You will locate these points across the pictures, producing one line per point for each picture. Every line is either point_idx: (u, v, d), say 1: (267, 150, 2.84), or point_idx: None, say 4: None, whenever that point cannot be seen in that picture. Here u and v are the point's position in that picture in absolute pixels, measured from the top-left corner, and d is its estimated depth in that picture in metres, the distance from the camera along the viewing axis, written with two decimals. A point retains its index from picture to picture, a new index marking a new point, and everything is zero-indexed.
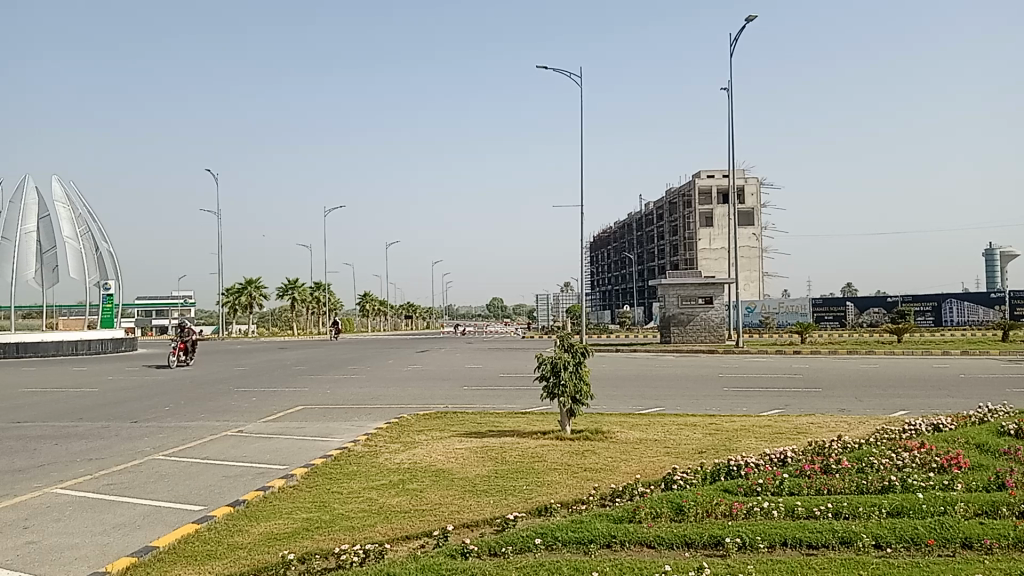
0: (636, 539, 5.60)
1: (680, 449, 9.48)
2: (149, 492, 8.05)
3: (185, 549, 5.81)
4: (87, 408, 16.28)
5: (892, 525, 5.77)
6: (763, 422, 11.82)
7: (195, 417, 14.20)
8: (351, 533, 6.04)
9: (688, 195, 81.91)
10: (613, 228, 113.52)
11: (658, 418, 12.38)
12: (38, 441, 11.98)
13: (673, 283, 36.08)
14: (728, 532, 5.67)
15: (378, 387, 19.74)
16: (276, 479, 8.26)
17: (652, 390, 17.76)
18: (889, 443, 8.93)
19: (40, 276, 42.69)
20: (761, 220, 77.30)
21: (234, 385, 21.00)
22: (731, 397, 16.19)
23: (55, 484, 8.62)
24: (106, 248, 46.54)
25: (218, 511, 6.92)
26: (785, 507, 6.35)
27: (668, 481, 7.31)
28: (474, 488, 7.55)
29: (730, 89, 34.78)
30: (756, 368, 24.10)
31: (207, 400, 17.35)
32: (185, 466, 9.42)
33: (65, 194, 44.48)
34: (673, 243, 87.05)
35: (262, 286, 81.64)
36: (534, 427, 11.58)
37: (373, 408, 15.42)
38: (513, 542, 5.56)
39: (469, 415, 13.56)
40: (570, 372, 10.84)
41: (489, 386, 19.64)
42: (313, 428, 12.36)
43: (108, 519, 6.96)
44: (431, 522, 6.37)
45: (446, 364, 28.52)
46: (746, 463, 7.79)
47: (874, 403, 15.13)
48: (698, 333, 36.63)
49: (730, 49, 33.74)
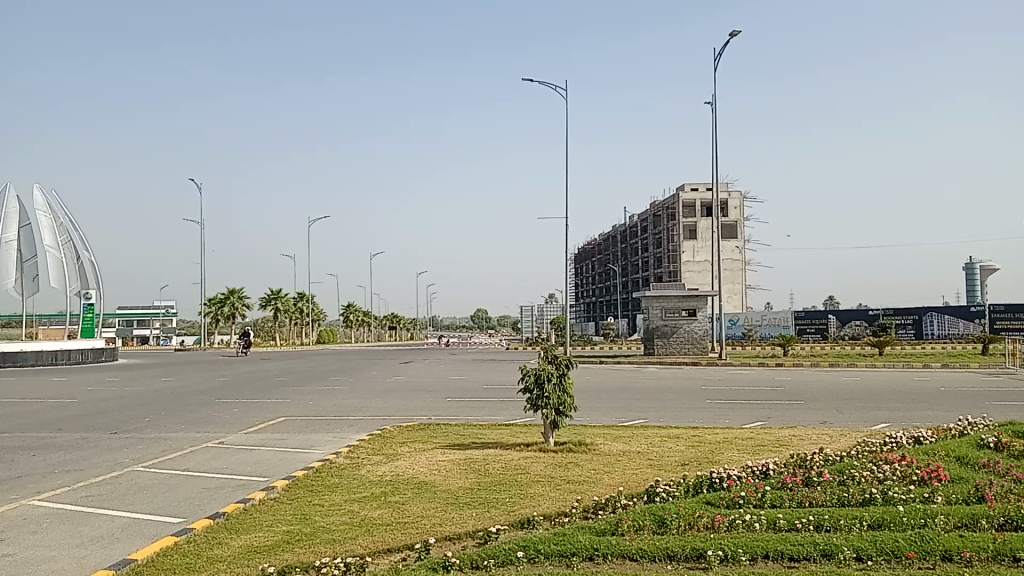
0: (618, 551, 5.61)
1: (663, 461, 9.51)
2: (128, 504, 7.96)
3: (163, 561, 5.76)
4: (66, 419, 16.14)
5: (873, 537, 5.79)
6: (745, 434, 11.87)
7: (175, 428, 14.15)
8: (333, 546, 6.00)
9: (672, 208, 82.35)
10: (597, 241, 113.98)
11: (643, 430, 12.42)
12: (16, 452, 11.86)
13: (657, 295, 36.36)
14: (711, 544, 5.68)
15: (362, 398, 19.75)
16: (257, 491, 8.22)
17: (635, 401, 17.91)
18: (870, 456, 8.99)
19: (21, 285, 42.36)
20: (744, 233, 77.80)
21: (215, 396, 20.92)
22: (714, 409, 16.33)
23: (33, 495, 8.54)
24: (88, 257, 46.11)
25: (198, 523, 6.87)
26: (767, 519, 6.38)
27: (651, 493, 7.30)
28: (456, 501, 7.50)
29: (713, 102, 35.14)
30: (739, 381, 24.29)
31: (189, 411, 17.26)
32: (165, 477, 9.37)
33: (47, 203, 43.98)
34: (658, 255, 87.38)
35: (244, 296, 81.01)
36: (517, 440, 11.58)
37: (357, 419, 15.36)
38: (495, 555, 5.54)
39: (451, 426, 13.57)
40: (554, 384, 10.83)
41: (474, 397, 19.73)
42: (294, 439, 12.34)
43: (86, 531, 6.88)
44: (412, 534, 6.34)
45: (430, 375, 28.56)
46: (728, 476, 7.79)
47: (855, 415, 15.29)
48: (682, 344, 36.64)
49: (715, 63, 34.04)
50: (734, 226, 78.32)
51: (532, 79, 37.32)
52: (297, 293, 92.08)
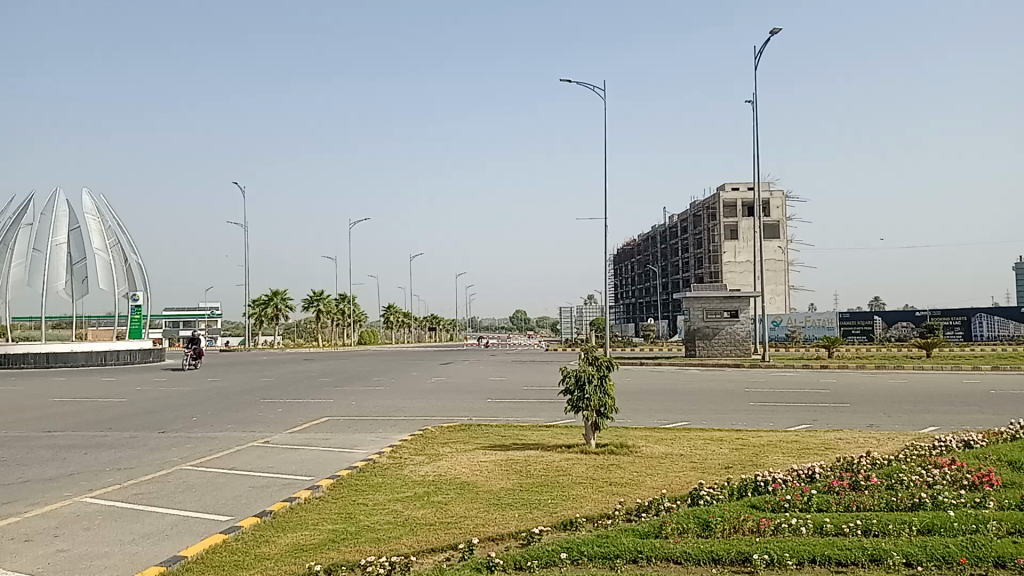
0: (662, 554, 5.58)
1: (706, 464, 9.44)
2: (177, 502, 8.12)
3: (213, 559, 5.85)
4: (116, 418, 16.51)
5: (923, 542, 5.69)
6: (790, 437, 11.73)
7: (223, 428, 14.36)
8: (378, 545, 6.06)
9: (712, 208, 81.82)
10: (637, 241, 113.69)
11: (685, 433, 12.32)
12: (68, 450, 12.15)
13: (698, 296, 35.54)
14: (757, 547, 5.63)
15: (403, 399, 19.89)
16: (302, 491, 8.31)
17: (677, 403, 17.81)
18: (920, 460, 8.85)
19: (70, 287, 43.48)
20: (787, 234, 76.96)
21: (260, 396, 21.20)
22: (758, 412, 16.14)
23: (86, 493, 8.75)
24: (135, 260, 47.08)
25: (246, 521, 6.97)
26: (814, 523, 6.30)
27: (695, 496, 7.24)
28: (498, 501, 7.54)
29: (755, 101, 34.87)
30: (784, 383, 23.92)
31: (236, 411, 17.53)
32: (213, 475, 9.52)
33: (95, 207, 45.00)
34: (698, 256, 86.70)
35: (288, 298, 81.99)
36: (559, 441, 11.58)
37: (399, 419, 15.51)
38: (539, 556, 5.56)
39: (493, 427, 13.61)
40: (595, 386, 10.79)
41: (515, 398, 19.75)
42: (339, 439, 12.48)
43: (137, 528, 7.04)
44: (456, 534, 6.38)
45: (471, 376, 28.68)
46: (774, 480, 7.71)
47: (903, 418, 14.98)
48: (723, 346, 36.43)
49: (755, 61, 33.75)
50: (776, 226, 77.57)
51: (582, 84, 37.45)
52: (338, 295, 93.03)
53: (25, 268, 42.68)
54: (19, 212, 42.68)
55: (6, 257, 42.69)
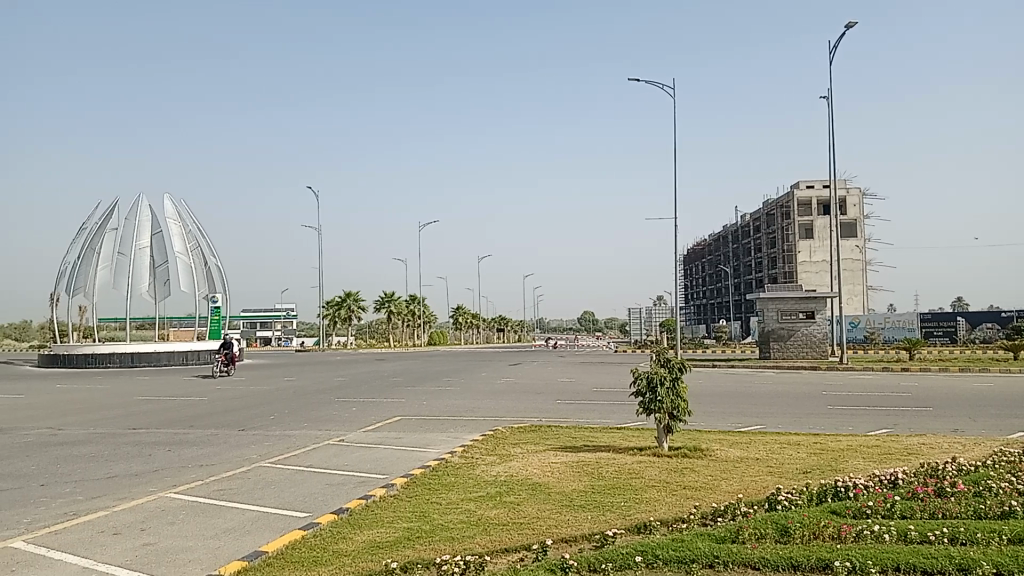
0: (740, 560, 5.47)
1: (783, 469, 9.23)
2: (256, 498, 8.34)
3: (293, 554, 5.98)
4: (198, 416, 17.04)
5: (1015, 552, 5.45)
6: (871, 442, 11.39)
7: (300, 426, 14.69)
8: (451, 544, 6.10)
9: (786, 206, 80.07)
10: (707, 241, 112.25)
11: (761, 437, 12.10)
12: (153, 447, 12.61)
13: (772, 297, 35.23)
14: (837, 554, 5.49)
15: (474, 399, 19.99)
16: (377, 489, 8.44)
17: (751, 406, 17.50)
18: (1009, 467, 8.49)
19: (153, 290, 44.99)
20: (864, 232, 74.85)
21: (334, 395, 21.59)
22: (836, 415, 15.72)
23: (170, 488, 9.06)
24: (214, 263, 48.47)
25: (323, 518, 7.12)
26: (898, 530, 6.11)
27: (773, 501, 7.10)
28: (570, 502, 7.52)
29: (831, 96, 33.97)
30: (862, 386, 23.26)
31: (312, 409, 17.91)
32: (291, 473, 9.74)
33: (176, 212, 46.52)
34: (772, 256, 84.97)
35: (360, 299, 83.33)
36: (631, 443, 11.50)
37: (470, 419, 15.62)
38: (614, 559, 5.51)
39: (563, 429, 13.56)
40: (667, 388, 10.68)
41: (584, 400, 19.68)
42: (412, 439, 12.63)
43: (219, 524, 7.24)
44: (529, 535, 6.38)
45: (540, 377, 28.68)
46: (855, 485, 7.51)
47: (992, 423, 14.41)
48: (799, 348, 35.53)
49: (831, 55, 32.96)
50: (853, 225, 75.58)
51: (656, 86, 36.88)
52: (409, 296, 94.14)
53: (111, 270, 44.39)
54: (105, 217, 44.42)
55: (92, 260, 44.51)
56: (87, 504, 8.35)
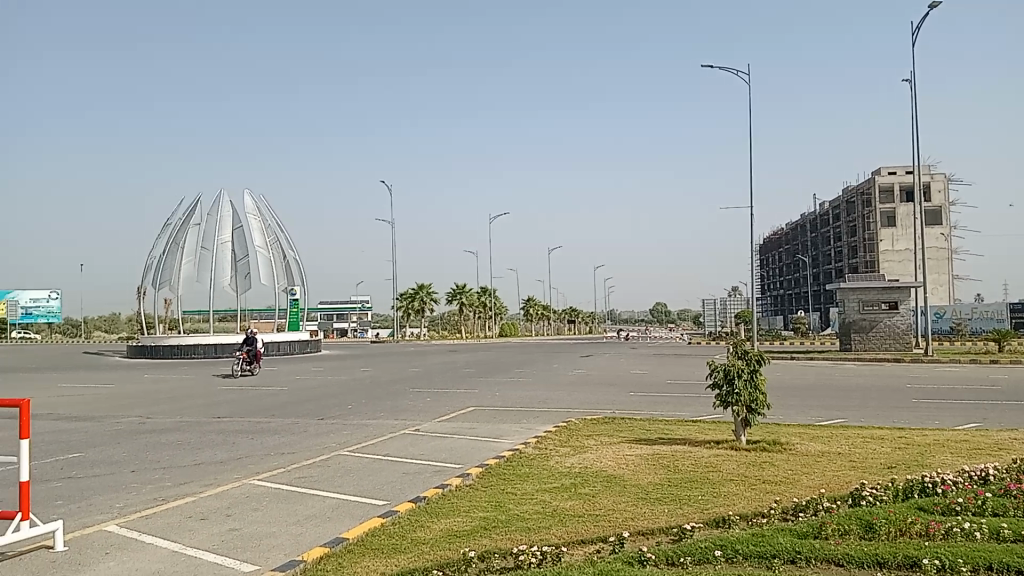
0: (823, 556, 5.35)
1: (866, 463, 8.99)
2: (336, 485, 8.55)
3: (372, 542, 6.09)
4: (278, 405, 17.52)
5: None
6: (959, 437, 10.99)
7: (376, 416, 14.96)
8: (528, 535, 6.14)
9: (867, 193, 77.74)
10: (784, 230, 109.82)
11: (843, 431, 11.78)
12: (237, 435, 13.02)
13: (854, 288, 34.08)
14: (925, 552, 5.33)
15: (547, 391, 20.02)
16: (453, 478, 8.52)
17: (831, 400, 17.06)
18: None
19: (235, 283, 46.29)
20: (950, 219, 72.11)
21: (409, 386, 21.94)
22: (923, 409, 15.21)
23: (254, 476, 9.34)
24: (292, 257, 49.58)
25: (402, 506, 7.23)
26: (990, 529, 5.89)
27: (855, 497, 6.90)
28: (647, 495, 7.46)
29: (915, 78, 32.83)
30: (950, 379, 22.42)
31: (387, 399, 18.22)
32: (369, 461, 9.94)
33: (256, 207, 47.71)
34: (852, 244, 82.66)
35: (432, 292, 84.31)
36: (706, 436, 11.35)
37: (543, 410, 15.66)
38: (692, 552, 5.46)
39: (638, 421, 13.46)
40: (745, 380, 10.49)
41: (658, 392, 19.53)
42: (486, 429, 12.73)
43: (301, 510, 7.43)
44: (605, 527, 6.37)
45: (613, 369, 28.57)
46: (944, 482, 7.26)
47: None
48: (882, 340, 34.53)
49: (915, 36, 31.76)
50: (938, 211, 72.86)
51: (732, 73, 36.06)
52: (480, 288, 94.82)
53: (194, 265, 45.86)
54: (189, 213, 45.87)
55: (177, 255, 46.02)
56: (176, 489, 8.68)
